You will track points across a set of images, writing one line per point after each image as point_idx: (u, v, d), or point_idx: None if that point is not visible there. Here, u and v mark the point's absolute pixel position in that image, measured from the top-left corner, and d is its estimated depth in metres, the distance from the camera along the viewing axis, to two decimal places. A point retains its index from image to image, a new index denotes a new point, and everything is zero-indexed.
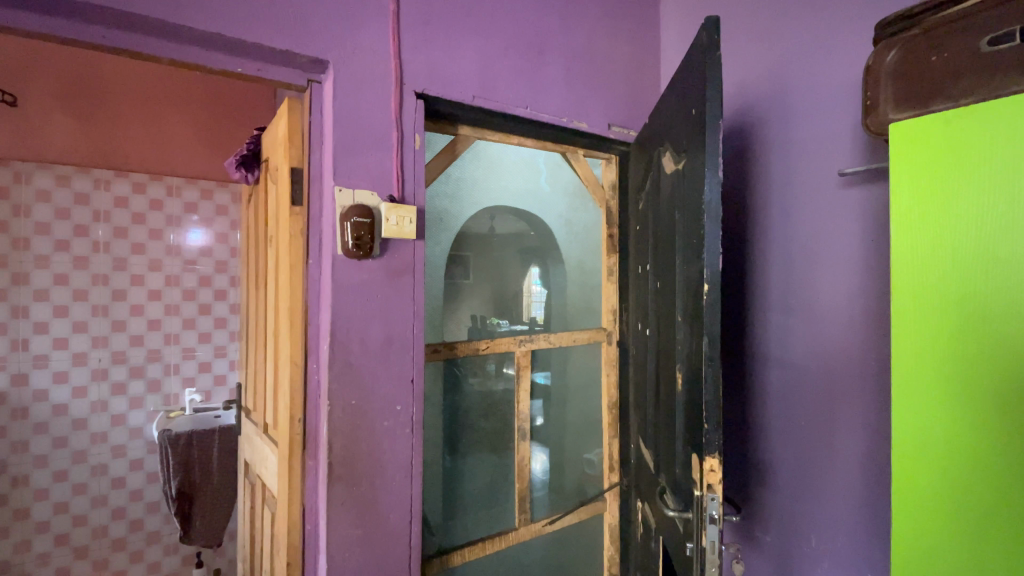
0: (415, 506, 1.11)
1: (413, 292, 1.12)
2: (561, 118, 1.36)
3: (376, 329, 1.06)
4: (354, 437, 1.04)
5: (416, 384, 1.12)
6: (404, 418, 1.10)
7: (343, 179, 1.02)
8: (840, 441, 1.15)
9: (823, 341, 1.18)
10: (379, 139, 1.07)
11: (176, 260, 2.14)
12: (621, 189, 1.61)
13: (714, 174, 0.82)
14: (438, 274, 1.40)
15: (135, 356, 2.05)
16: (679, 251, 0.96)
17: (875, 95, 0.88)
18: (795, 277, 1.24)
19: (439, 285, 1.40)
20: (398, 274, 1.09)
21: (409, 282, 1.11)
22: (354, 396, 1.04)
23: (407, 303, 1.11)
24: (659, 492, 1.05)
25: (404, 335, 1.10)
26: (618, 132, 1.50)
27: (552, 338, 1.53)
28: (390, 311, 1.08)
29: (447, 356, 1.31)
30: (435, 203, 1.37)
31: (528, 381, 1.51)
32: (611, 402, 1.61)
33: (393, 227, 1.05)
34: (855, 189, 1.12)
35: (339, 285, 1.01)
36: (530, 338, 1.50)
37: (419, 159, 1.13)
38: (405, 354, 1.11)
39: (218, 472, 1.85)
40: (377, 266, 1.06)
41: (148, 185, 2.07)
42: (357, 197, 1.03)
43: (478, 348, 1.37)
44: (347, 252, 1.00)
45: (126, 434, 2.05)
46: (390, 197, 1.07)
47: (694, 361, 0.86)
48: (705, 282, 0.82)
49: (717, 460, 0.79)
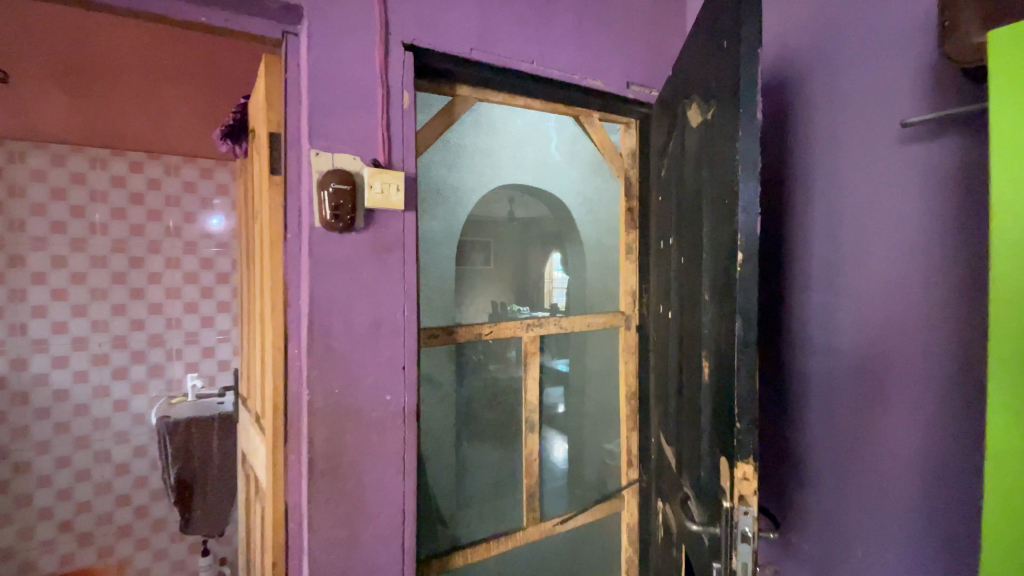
0: (408, 505, 1.01)
1: (403, 270, 1.00)
2: (572, 75, 1.21)
3: (360, 313, 0.95)
4: (338, 428, 0.93)
5: (408, 371, 1.01)
6: (394, 410, 0.99)
7: (320, 142, 0.91)
8: (893, 439, 0.99)
9: (875, 324, 1.02)
10: (361, 98, 0.95)
11: (176, 242, 2.08)
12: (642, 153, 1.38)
13: (750, 119, 0.66)
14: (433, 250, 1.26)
15: (136, 341, 2.01)
16: (705, 219, 0.82)
17: (957, 12, 0.71)
18: (842, 251, 1.07)
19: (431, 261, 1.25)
20: (385, 249, 0.97)
21: (399, 257, 0.99)
22: (337, 385, 0.93)
23: (396, 285, 0.99)
24: (683, 498, 0.92)
25: (391, 320, 0.98)
26: (638, 92, 1.32)
27: (562, 321, 1.32)
28: (374, 293, 0.96)
29: (446, 341, 1.14)
30: (431, 172, 1.21)
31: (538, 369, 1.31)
32: (629, 393, 1.39)
33: (375, 197, 0.93)
34: (917, 144, 0.95)
35: (318, 261, 0.91)
36: (539, 323, 1.29)
37: (408, 120, 1.00)
38: (393, 342, 0.99)
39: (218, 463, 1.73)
40: (362, 240, 0.95)
41: (145, 164, 2.04)
42: (337, 161, 0.92)
43: (482, 334, 1.19)
44: (326, 225, 0.90)
45: (129, 420, 2.02)
46: (374, 162, 0.94)
47: (723, 349, 0.71)
48: (739, 250, 0.66)
49: (751, 467, 0.65)
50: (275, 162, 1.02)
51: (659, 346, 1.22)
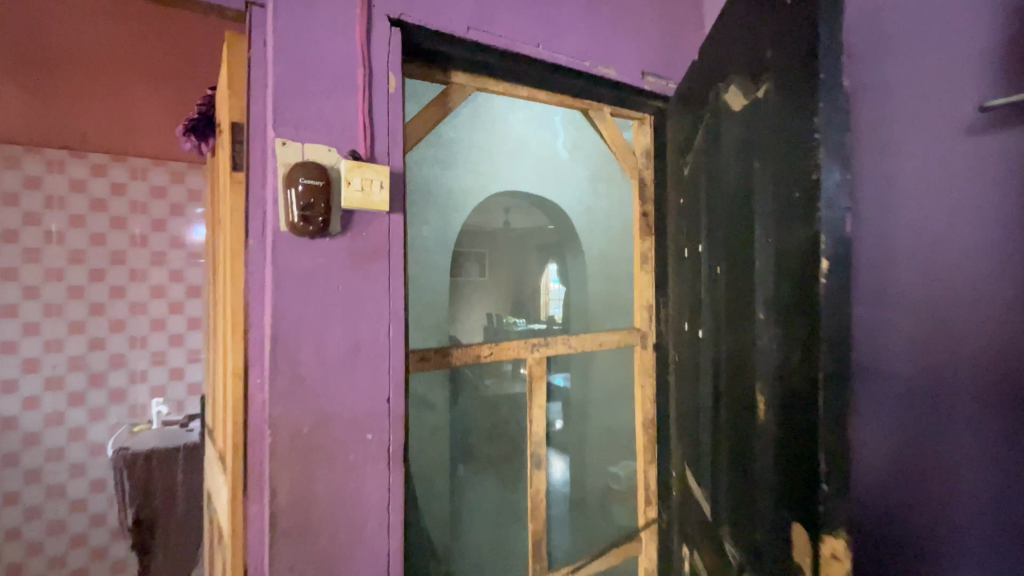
0: (393, 566, 0.84)
1: (388, 283, 0.84)
2: (583, 62, 1.06)
3: (335, 334, 0.79)
4: (307, 476, 0.77)
5: (393, 404, 0.84)
6: (377, 452, 0.82)
7: (288, 130, 0.76)
8: (977, 482, 0.82)
9: (949, 345, 0.85)
10: (338, 80, 0.80)
11: (142, 252, 1.92)
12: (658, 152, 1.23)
13: (833, 84, 0.50)
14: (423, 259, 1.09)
15: (95, 362, 1.84)
16: (751, 220, 0.66)
17: None
18: (893, 256, 0.91)
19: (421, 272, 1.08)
20: (367, 258, 0.81)
21: (384, 268, 0.83)
22: (307, 423, 0.77)
23: (381, 301, 0.83)
24: (730, 561, 0.76)
25: (375, 342, 0.82)
26: (654, 83, 1.18)
27: (571, 339, 1.16)
28: (352, 310, 0.80)
29: (439, 364, 0.98)
30: (422, 168, 1.06)
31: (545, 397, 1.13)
32: (646, 419, 1.25)
33: (353, 194, 0.76)
34: (996, 133, 0.80)
35: (284, 272, 0.75)
36: (547, 343, 1.12)
37: (394, 107, 0.85)
38: (376, 370, 0.82)
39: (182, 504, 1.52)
40: (338, 247, 0.79)
41: (109, 167, 1.86)
42: (309, 152, 0.76)
43: (481, 356, 1.03)
44: (294, 229, 0.74)
45: (87, 450, 1.83)
46: (354, 153, 0.79)
47: (794, 386, 0.55)
48: (823, 258, 0.50)
49: (842, 545, 0.49)
50: (238, 156, 0.87)
51: (684, 370, 1.06)
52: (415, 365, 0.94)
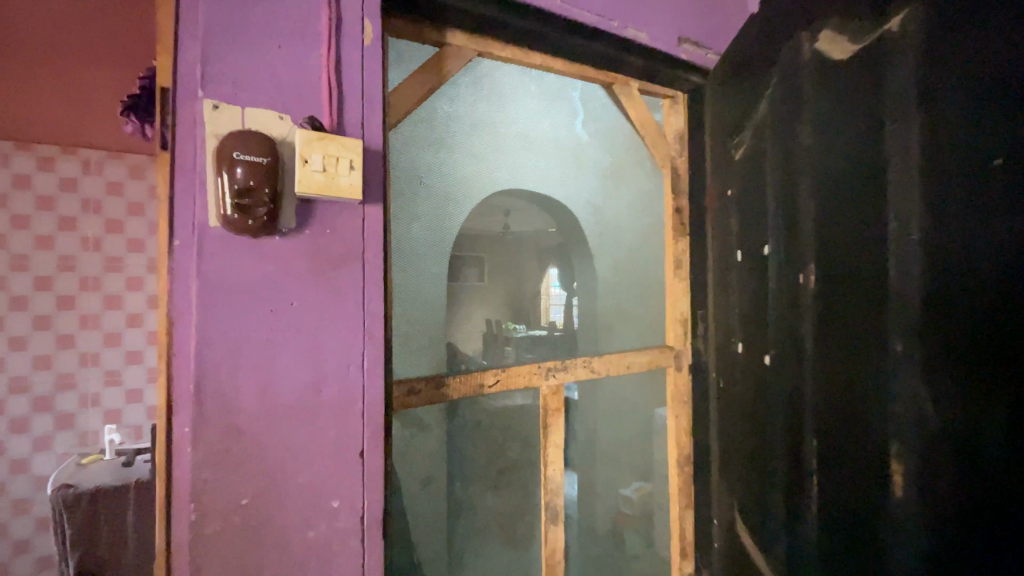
0: None
1: (364, 295, 0.62)
2: (608, 21, 0.86)
3: (290, 369, 0.58)
4: (246, 564, 0.56)
5: (369, 460, 0.63)
6: (346, 526, 0.61)
7: (220, 90, 0.55)
8: None
9: None
10: (293, 25, 0.59)
11: (96, 256, 1.73)
12: (696, 136, 1.03)
13: None
14: (421, 257, 0.89)
15: (40, 384, 1.64)
16: (895, 208, 0.50)
17: None
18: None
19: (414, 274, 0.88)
20: (333, 263, 0.60)
21: (356, 275, 0.62)
22: (247, 491, 0.56)
23: (354, 323, 0.62)
24: None
25: (346, 379, 0.61)
26: (692, 52, 0.97)
27: (594, 361, 0.95)
28: (314, 336, 0.59)
29: (430, 398, 0.77)
30: (410, 150, 0.86)
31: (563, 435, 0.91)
32: (682, 456, 1.04)
33: (312, 177, 0.56)
34: None
35: (212, 282, 0.54)
36: (565, 367, 0.91)
37: (371, 64, 0.64)
38: (346, 415, 0.61)
39: (130, 552, 1.31)
40: (291, 249, 0.58)
41: (58, 160, 1.68)
42: (252, 121, 0.56)
43: (485, 387, 0.82)
44: (228, 223, 0.53)
45: (31, 484, 1.64)
46: (313, 121, 0.58)
47: (1001, 456, 0.39)
48: None
49: None
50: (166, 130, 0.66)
51: (738, 402, 0.86)
52: (400, 401, 0.73)
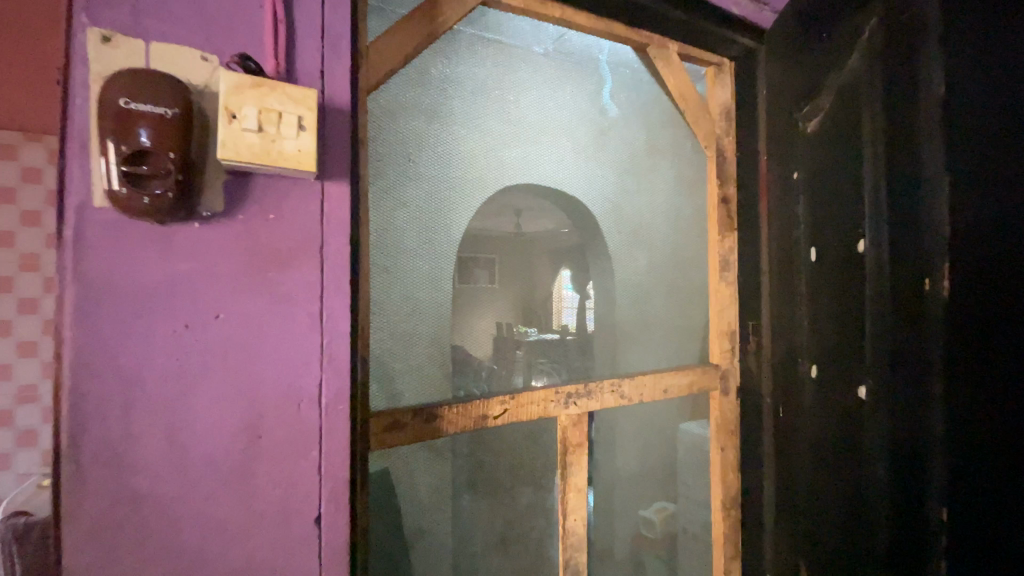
0: None
1: (324, 304, 0.46)
2: None
3: (213, 409, 0.41)
4: None
5: (331, 528, 0.46)
6: None
7: (112, 17, 0.39)
8: None
9: None
10: None
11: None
12: (748, 110, 0.85)
13: None
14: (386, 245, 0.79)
15: None
16: None
17: None
18: None
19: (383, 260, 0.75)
20: (279, 260, 0.44)
21: (314, 277, 0.45)
22: None
23: (306, 344, 0.45)
24: None
25: (295, 419, 0.44)
26: (744, 7, 0.80)
27: (624, 385, 0.77)
28: (248, 362, 0.43)
29: (418, 435, 0.60)
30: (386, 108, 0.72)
31: (586, 475, 0.74)
32: (729, 498, 0.86)
33: (241, 138, 0.39)
34: None
35: (99, 286, 0.38)
36: (588, 393, 0.74)
37: None
38: (295, 470, 0.44)
39: None
40: (218, 240, 0.42)
41: (19, 148, 1.40)
42: (160, 61, 0.40)
43: (491, 418, 0.65)
44: (119, 204, 0.37)
45: None
46: (249, 64, 0.42)
47: None
48: None
49: None
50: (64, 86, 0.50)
51: (809, 438, 0.69)
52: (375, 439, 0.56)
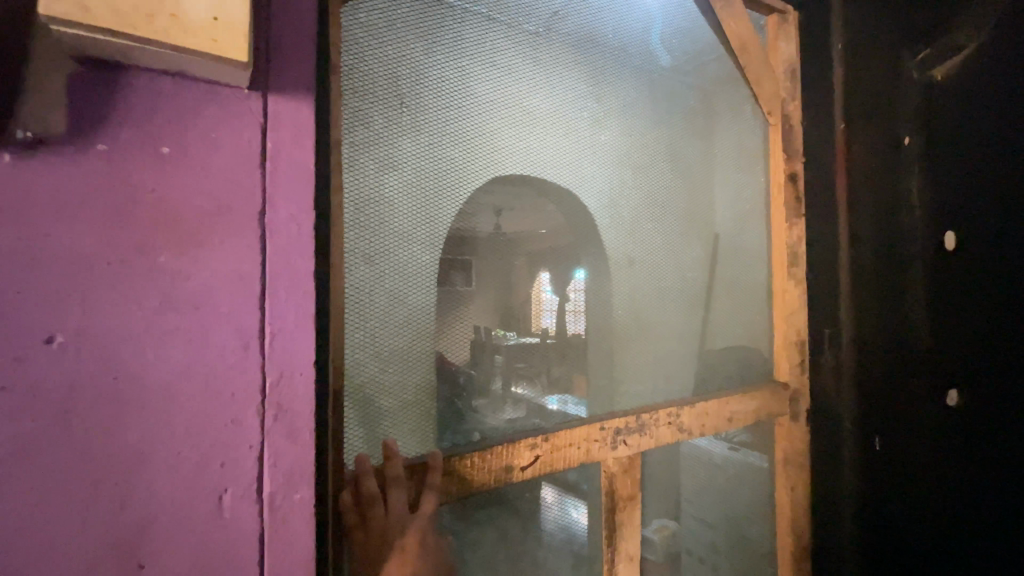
0: None
1: (263, 314, 0.27)
2: None
3: (46, 513, 0.22)
4: None
5: None
6: None
7: None
8: None
9: None
10: None
11: None
12: (823, 67, 0.67)
13: None
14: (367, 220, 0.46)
15: None
16: None
17: None
18: None
19: (396, 269, 0.50)
20: (180, 234, 0.25)
21: (244, 267, 0.26)
22: None
23: (229, 379, 0.26)
24: None
25: (210, 518, 0.25)
26: None
27: (683, 414, 0.59)
28: (118, 419, 0.23)
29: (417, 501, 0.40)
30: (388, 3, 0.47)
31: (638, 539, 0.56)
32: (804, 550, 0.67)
33: None
34: None
35: None
36: (639, 428, 0.56)
37: None
38: None
39: None
40: (55, 192, 0.23)
41: None
42: None
43: (517, 471, 0.46)
44: None
45: None
46: None
47: None
48: None
49: None
50: None
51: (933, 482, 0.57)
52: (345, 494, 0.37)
